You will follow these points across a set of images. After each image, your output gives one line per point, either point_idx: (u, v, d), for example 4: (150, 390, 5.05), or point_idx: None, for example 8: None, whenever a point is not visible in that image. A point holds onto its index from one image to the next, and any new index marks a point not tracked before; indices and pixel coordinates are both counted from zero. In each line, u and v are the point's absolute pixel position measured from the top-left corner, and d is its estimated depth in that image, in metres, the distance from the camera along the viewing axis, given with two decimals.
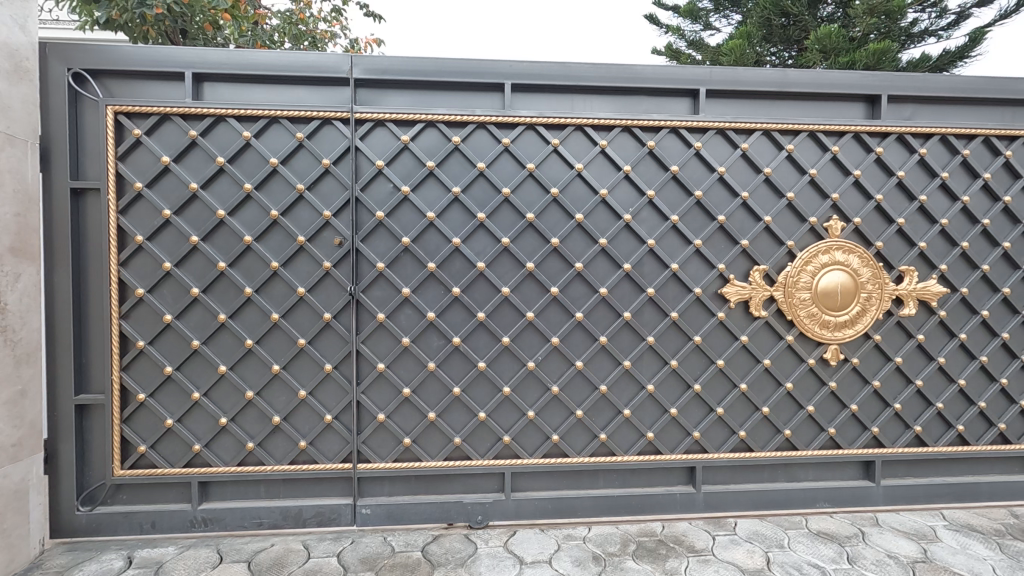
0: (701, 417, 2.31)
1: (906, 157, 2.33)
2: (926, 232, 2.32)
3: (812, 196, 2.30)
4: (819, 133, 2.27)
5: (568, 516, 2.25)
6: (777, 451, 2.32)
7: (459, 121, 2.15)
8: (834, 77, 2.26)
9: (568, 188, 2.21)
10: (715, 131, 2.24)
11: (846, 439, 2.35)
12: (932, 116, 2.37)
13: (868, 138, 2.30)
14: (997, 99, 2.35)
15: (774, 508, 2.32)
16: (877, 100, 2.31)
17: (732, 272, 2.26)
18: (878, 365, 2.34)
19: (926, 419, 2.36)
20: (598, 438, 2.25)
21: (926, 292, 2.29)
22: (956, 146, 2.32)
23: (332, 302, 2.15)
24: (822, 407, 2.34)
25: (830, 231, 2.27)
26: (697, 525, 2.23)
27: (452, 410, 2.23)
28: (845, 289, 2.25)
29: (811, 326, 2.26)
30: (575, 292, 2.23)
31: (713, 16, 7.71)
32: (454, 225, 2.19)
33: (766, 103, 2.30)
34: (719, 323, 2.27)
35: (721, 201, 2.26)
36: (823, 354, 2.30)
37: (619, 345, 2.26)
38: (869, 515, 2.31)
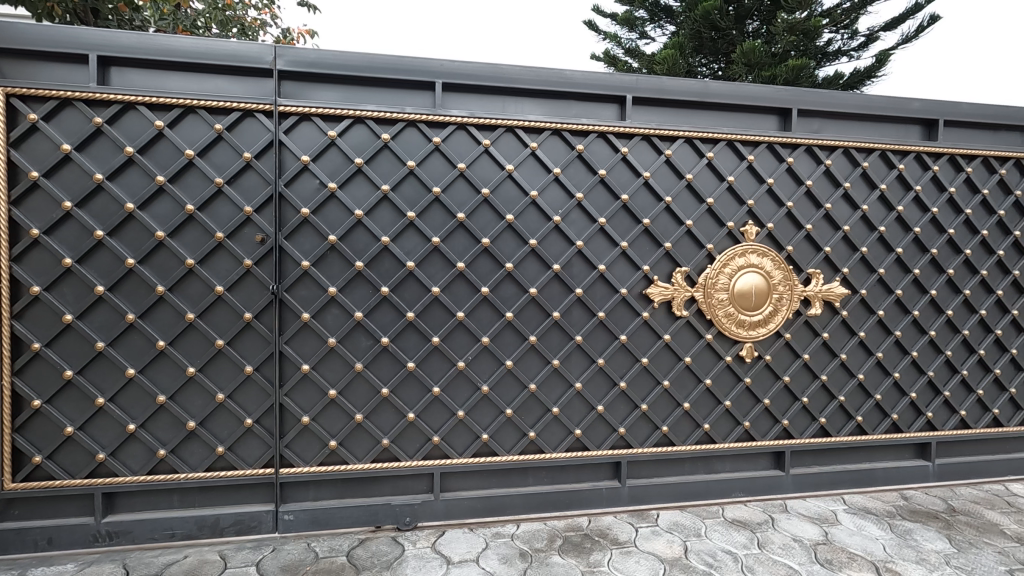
0: (626, 413, 2.38)
1: (814, 167, 2.50)
2: (830, 238, 2.50)
3: (730, 202, 2.43)
4: (737, 142, 2.40)
5: (497, 514, 2.27)
6: (696, 445, 2.43)
7: (389, 118, 2.12)
8: (751, 90, 2.40)
9: (499, 189, 2.23)
10: (640, 137, 2.32)
11: (759, 432, 2.50)
12: (838, 129, 2.55)
13: (780, 149, 2.45)
14: (893, 116, 2.56)
15: (693, 499, 2.43)
16: (788, 113, 2.47)
17: (656, 274, 2.35)
18: (788, 361, 2.50)
19: (830, 411, 2.54)
20: (527, 436, 2.28)
21: (830, 294, 2.46)
22: (857, 158, 2.52)
23: (253, 302, 2.07)
24: (738, 402, 2.47)
25: (746, 235, 2.40)
26: (622, 518, 2.30)
27: (381, 411, 2.19)
28: (758, 290, 2.39)
29: (728, 325, 2.39)
30: (505, 292, 2.25)
31: (649, 25, 8.01)
32: (383, 224, 2.16)
33: (689, 113, 2.41)
34: (643, 322, 2.36)
35: (646, 205, 2.35)
36: (739, 351, 2.43)
37: (548, 345, 2.30)
38: (779, 502, 2.46)
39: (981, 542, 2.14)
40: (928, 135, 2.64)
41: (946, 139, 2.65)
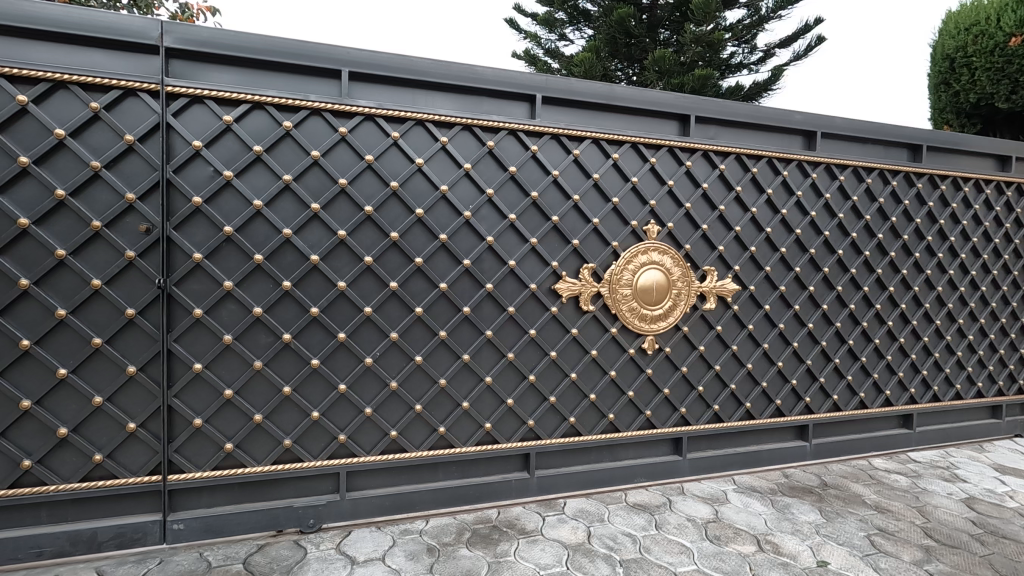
0: (535, 406, 2.44)
1: (709, 171, 2.67)
2: (724, 237, 2.69)
3: (634, 201, 2.54)
4: (640, 145, 2.52)
5: (406, 511, 2.25)
6: (602, 434, 2.53)
7: (291, 105, 2.04)
8: (653, 96, 2.52)
9: (409, 183, 2.20)
10: (549, 136, 2.38)
11: (660, 420, 2.64)
12: (731, 137, 2.74)
13: (680, 153, 2.60)
14: (779, 127, 2.79)
15: (598, 487, 2.53)
16: (687, 119, 2.62)
17: (564, 270, 2.42)
18: (685, 353, 2.66)
19: (722, 398, 2.73)
20: (437, 431, 2.28)
21: (723, 289, 2.65)
22: (747, 164, 2.72)
23: (138, 296, 1.92)
24: (640, 392, 2.60)
25: (648, 233, 2.53)
26: (530, 508, 2.35)
27: (283, 410, 2.10)
28: (659, 286, 2.53)
29: (631, 319, 2.51)
30: (414, 287, 2.23)
31: (568, 28, 8.22)
32: (285, 216, 2.06)
33: (596, 114, 2.49)
34: (552, 317, 2.42)
35: (555, 202, 2.41)
36: (641, 344, 2.56)
37: (458, 340, 2.30)
38: (677, 485, 2.62)
39: (846, 511, 2.39)
40: (808, 145, 2.89)
41: (823, 149, 2.92)
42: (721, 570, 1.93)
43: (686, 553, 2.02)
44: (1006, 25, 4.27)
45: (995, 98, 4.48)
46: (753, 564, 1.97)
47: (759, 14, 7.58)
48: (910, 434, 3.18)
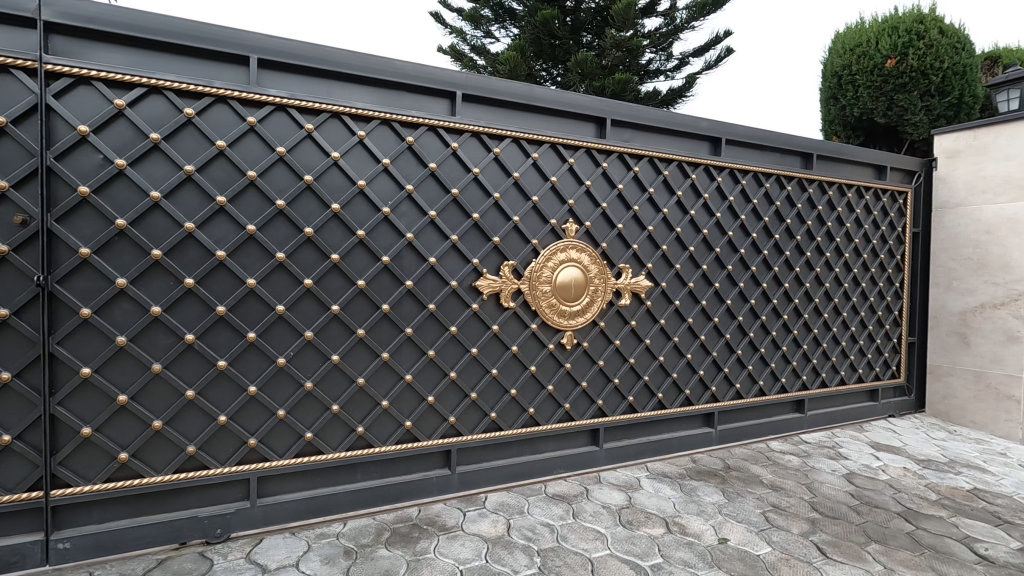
0: (457, 402, 2.45)
1: (624, 172, 2.78)
2: (638, 236, 2.81)
3: (553, 200, 2.60)
4: (559, 145, 2.58)
5: (323, 515, 2.19)
6: (522, 428, 2.58)
7: (194, 92, 1.91)
8: (572, 98, 2.59)
9: (324, 177, 2.14)
10: (470, 133, 2.39)
11: (578, 412, 2.73)
12: (645, 140, 2.87)
13: (596, 154, 2.69)
14: (688, 133, 2.96)
15: (519, 480, 2.58)
16: (603, 122, 2.72)
17: (485, 267, 2.45)
18: (602, 347, 2.77)
19: (636, 389, 2.86)
20: (355, 431, 2.23)
21: (637, 286, 2.78)
22: (659, 167, 2.86)
23: (13, 296, 1.73)
24: (559, 385, 2.68)
25: (567, 232, 2.60)
26: (451, 504, 2.36)
27: (186, 415, 1.98)
28: (577, 282, 2.61)
29: (551, 315, 2.57)
30: (330, 284, 2.17)
31: (493, 25, 8.26)
32: (188, 209, 1.94)
33: (517, 114, 2.53)
34: (472, 313, 2.44)
35: (475, 200, 2.42)
36: (560, 339, 2.63)
37: (377, 338, 2.26)
38: (594, 475, 2.72)
39: (745, 491, 2.59)
40: (714, 151, 3.08)
41: (728, 155, 3.12)
42: (633, 553, 2.03)
43: (601, 539, 2.11)
44: (882, 47, 4.80)
45: (874, 113, 5.01)
46: (661, 546, 2.08)
47: (675, 24, 7.96)
48: (803, 418, 3.48)
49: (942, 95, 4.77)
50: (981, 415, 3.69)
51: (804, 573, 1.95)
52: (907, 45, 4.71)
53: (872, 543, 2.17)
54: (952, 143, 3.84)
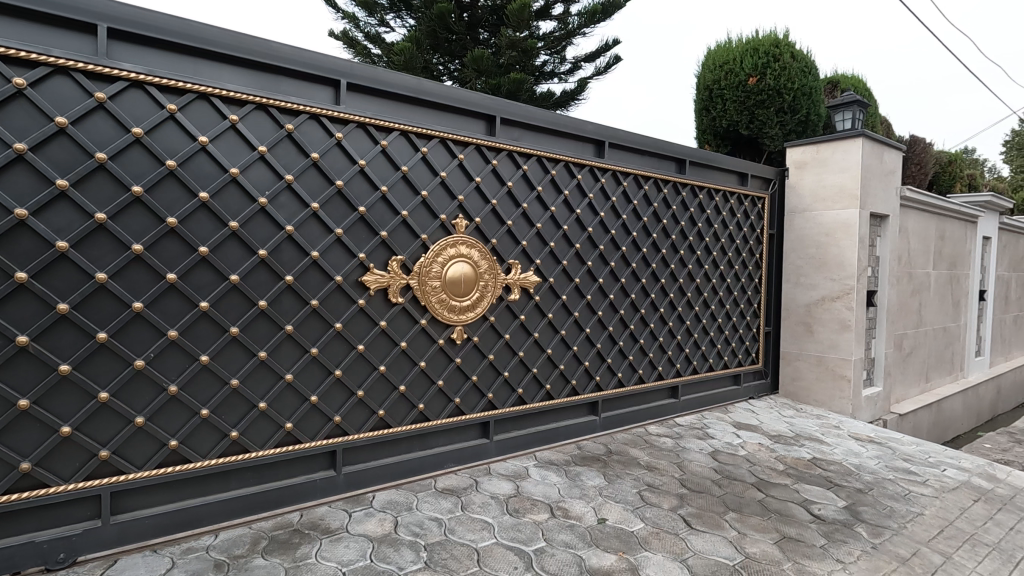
0: (342, 401, 2.37)
1: (514, 170, 2.85)
2: (526, 233, 2.90)
3: (443, 195, 2.60)
4: (449, 141, 2.58)
5: (191, 528, 2.02)
6: (412, 424, 2.56)
7: (27, 59, 1.67)
8: (461, 94, 2.61)
9: (190, 162, 1.96)
10: (355, 124, 2.32)
11: (469, 406, 2.76)
12: (534, 140, 2.95)
13: (486, 151, 2.73)
14: (574, 135, 3.09)
15: (409, 476, 2.56)
16: (493, 120, 2.76)
17: (372, 261, 2.39)
18: (492, 341, 2.82)
19: (525, 381, 2.95)
20: (229, 436, 2.09)
21: (526, 281, 2.86)
22: (547, 166, 2.96)
23: None
24: (449, 380, 2.69)
25: (457, 227, 2.61)
26: (335, 506, 2.29)
27: (19, 429, 1.72)
28: (466, 278, 2.64)
29: (441, 310, 2.58)
30: (199, 279, 2.00)
31: (388, 14, 8.09)
32: (19, 193, 1.68)
33: (405, 107, 2.49)
34: (359, 309, 2.38)
35: (361, 193, 2.35)
36: (450, 334, 2.64)
37: (253, 336, 2.13)
38: (484, 467, 2.77)
39: (624, 473, 2.77)
40: (598, 153, 3.25)
41: (611, 157, 3.30)
42: (518, 539, 2.10)
43: (487, 528, 2.16)
44: (745, 66, 5.32)
45: (739, 125, 5.53)
46: (545, 530, 2.17)
47: (568, 28, 8.24)
48: (676, 403, 3.78)
49: (793, 112, 5.38)
50: (822, 394, 4.24)
51: (672, 544, 2.13)
52: (765, 65, 5.25)
53: (729, 512, 2.42)
54: (800, 155, 4.35)
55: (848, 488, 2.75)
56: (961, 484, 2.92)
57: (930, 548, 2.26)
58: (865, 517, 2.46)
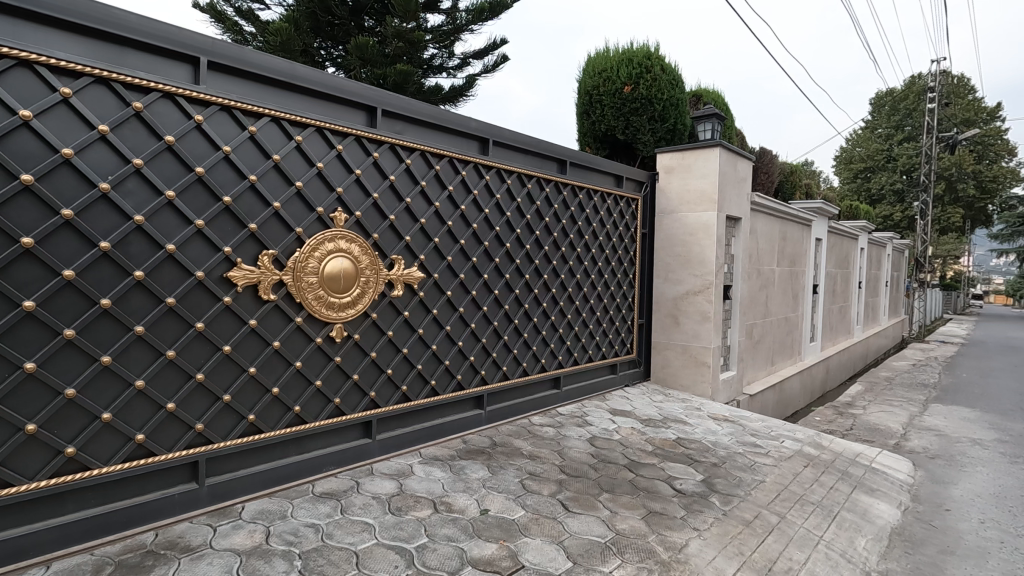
0: (206, 407, 2.17)
1: (396, 164, 2.80)
2: (410, 228, 2.86)
3: (320, 187, 2.48)
4: (325, 130, 2.47)
5: (13, 562, 1.72)
6: (286, 429, 2.42)
7: None
8: (339, 82, 2.51)
9: (8, 138, 1.66)
10: (218, 107, 2.13)
11: (349, 406, 2.67)
12: (418, 134, 2.92)
13: (367, 143, 2.65)
14: (458, 131, 3.10)
15: (283, 483, 2.42)
16: (374, 111, 2.69)
17: (239, 256, 2.21)
18: (374, 338, 2.75)
19: (409, 378, 2.92)
20: (64, 453, 1.80)
21: (409, 277, 2.83)
22: (431, 161, 2.95)
23: None
24: (328, 380, 2.58)
25: (336, 221, 2.51)
26: (198, 522, 2.09)
27: None
28: (346, 273, 2.55)
29: (318, 307, 2.46)
30: (22, 275, 1.70)
31: None
32: None
33: (277, 92, 2.34)
34: (224, 307, 2.19)
35: (226, 181, 2.16)
36: (329, 332, 2.53)
37: (94, 339, 1.86)
38: (366, 468, 2.70)
39: (507, 464, 2.85)
40: (483, 150, 3.29)
41: (495, 155, 3.36)
42: (399, 538, 2.08)
43: (368, 530, 2.11)
44: (621, 74, 5.68)
45: (616, 130, 5.88)
46: (427, 526, 2.17)
47: (456, 23, 8.24)
48: (559, 393, 3.96)
49: (663, 121, 5.83)
50: (686, 379, 4.65)
51: (550, 528, 2.23)
52: (638, 75, 5.64)
53: (603, 493, 2.59)
54: (668, 161, 4.73)
55: (706, 463, 3.06)
56: (795, 452, 3.37)
57: (769, 510, 2.59)
58: (719, 488, 2.75)
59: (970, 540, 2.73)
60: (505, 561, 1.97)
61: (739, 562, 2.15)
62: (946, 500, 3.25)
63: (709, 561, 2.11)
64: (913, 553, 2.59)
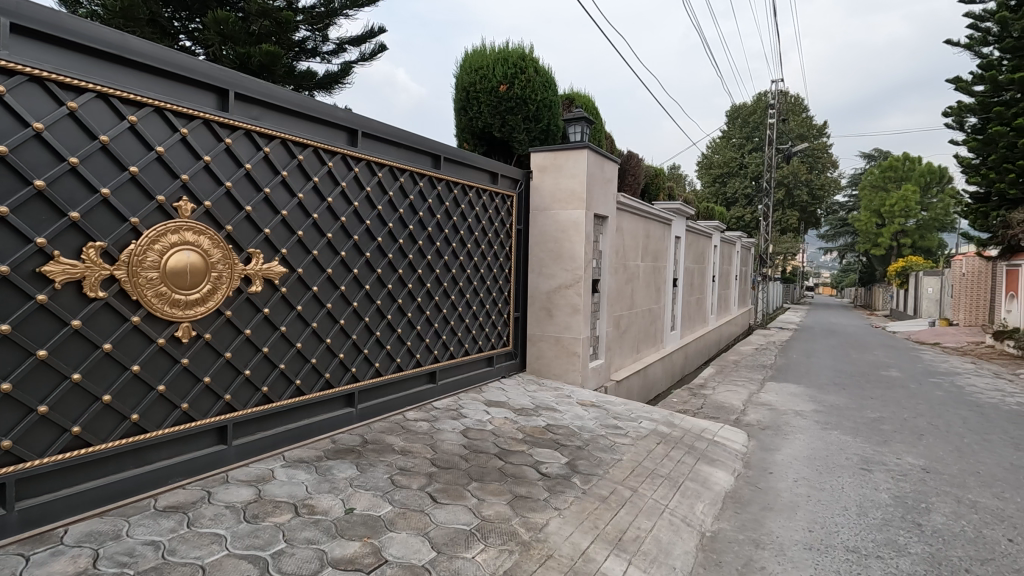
0: (15, 421, 1.89)
1: (254, 152, 2.63)
2: (270, 220, 2.71)
3: (160, 173, 2.26)
4: (167, 111, 2.26)
5: None
6: (122, 439, 2.18)
7: None
8: (182, 59, 2.30)
9: None
10: (27, 77, 1.85)
11: (200, 411, 2.48)
12: (277, 120, 2.76)
13: (218, 127, 2.46)
14: (323, 120, 2.99)
15: (118, 500, 2.18)
16: (226, 95, 2.50)
17: (57, 249, 1.95)
18: (229, 338, 2.57)
19: (271, 379, 2.78)
20: None
21: (269, 272, 2.68)
22: (293, 151, 2.81)
23: None
24: (174, 384, 2.37)
25: (180, 211, 2.30)
26: (6, 552, 1.82)
27: None
28: (193, 268, 2.35)
29: (160, 305, 2.25)
30: None
31: None
32: None
33: (106, 65, 2.09)
34: (38, 306, 1.91)
35: (39, 162, 1.89)
36: (174, 332, 2.32)
37: None
38: (220, 476, 2.52)
39: (378, 461, 2.82)
40: (351, 142, 3.20)
41: (365, 147, 3.28)
42: (253, 546, 1.97)
43: (218, 541, 1.98)
44: (497, 74, 5.79)
45: (492, 128, 6.00)
46: (286, 531, 2.08)
47: (331, 7, 7.92)
48: (434, 387, 3.97)
49: (537, 121, 6.05)
50: (558, 368, 4.90)
51: (416, 521, 2.24)
52: (513, 75, 5.80)
53: (472, 482, 2.66)
54: (541, 160, 4.91)
55: (570, 447, 3.25)
56: (650, 432, 3.70)
57: (624, 485, 2.82)
58: (580, 469, 2.94)
59: (786, 497, 3.18)
60: (368, 558, 1.96)
61: (593, 535, 2.33)
62: (771, 465, 3.76)
63: (566, 537, 2.25)
64: (741, 512, 2.96)
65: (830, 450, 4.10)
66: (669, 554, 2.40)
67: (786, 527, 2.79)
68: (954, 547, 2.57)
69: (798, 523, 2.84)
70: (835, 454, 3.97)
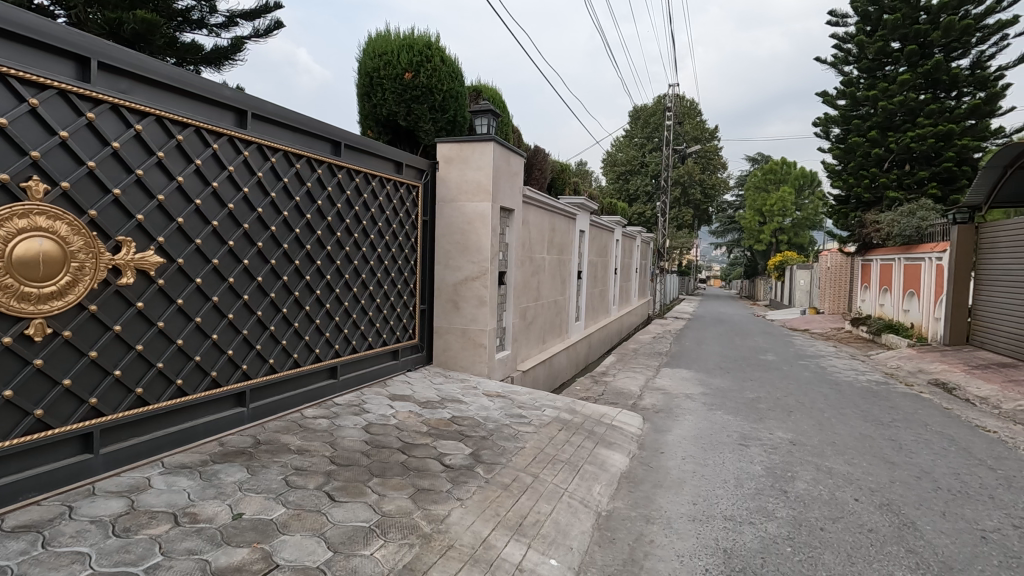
0: None
1: (122, 129, 2.37)
2: (143, 205, 2.46)
3: (5, 149, 1.97)
4: (10, 77, 1.97)
5: None
6: None
7: None
8: (30, 20, 2.02)
9: None
10: None
11: (60, 418, 2.21)
12: (152, 96, 2.51)
13: (77, 99, 2.18)
14: (206, 98, 2.76)
15: None
16: (87, 64, 2.23)
17: None
18: (95, 335, 2.31)
19: (146, 380, 2.54)
20: None
21: (143, 263, 2.43)
22: (170, 130, 2.57)
23: None
24: (25, 389, 2.09)
25: (30, 193, 2.03)
26: None
27: None
28: (48, 257, 2.09)
29: (4, 299, 1.97)
30: None
31: None
32: None
33: None
34: None
35: None
36: (24, 329, 2.04)
37: None
38: (84, 488, 2.27)
39: (271, 462, 2.68)
40: (239, 123, 2.98)
41: (255, 129, 3.07)
42: (124, 562, 1.80)
43: (80, 560, 1.78)
44: (402, 60, 5.68)
45: (397, 116, 5.86)
46: (163, 542, 1.92)
47: None
48: (335, 383, 3.83)
49: (443, 112, 5.99)
50: (465, 360, 4.92)
51: (311, 522, 2.16)
52: (418, 64, 5.72)
53: (373, 478, 2.60)
54: (447, 151, 4.87)
55: (475, 437, 3.28)
56: (552, 419, 3.82)
57: (525, 472, 2.90)
58: (483, 459, 2.97)
59: (674, 474, 3.42)
60: (257, 564, 1.86)
61: (494, 523, 2.36)
62: (663, 445, 4.02)
63: (467, 527, 2.27)
64: (634, 491, 3.15)
65: (714, 429, 4.46)
66: (566, 535, 2.50)
67: (673, 501, 3.01)
68: (812, 509, 2.90)
69: (684, 497, 3.07)
70: (718, 433, 4.33)
